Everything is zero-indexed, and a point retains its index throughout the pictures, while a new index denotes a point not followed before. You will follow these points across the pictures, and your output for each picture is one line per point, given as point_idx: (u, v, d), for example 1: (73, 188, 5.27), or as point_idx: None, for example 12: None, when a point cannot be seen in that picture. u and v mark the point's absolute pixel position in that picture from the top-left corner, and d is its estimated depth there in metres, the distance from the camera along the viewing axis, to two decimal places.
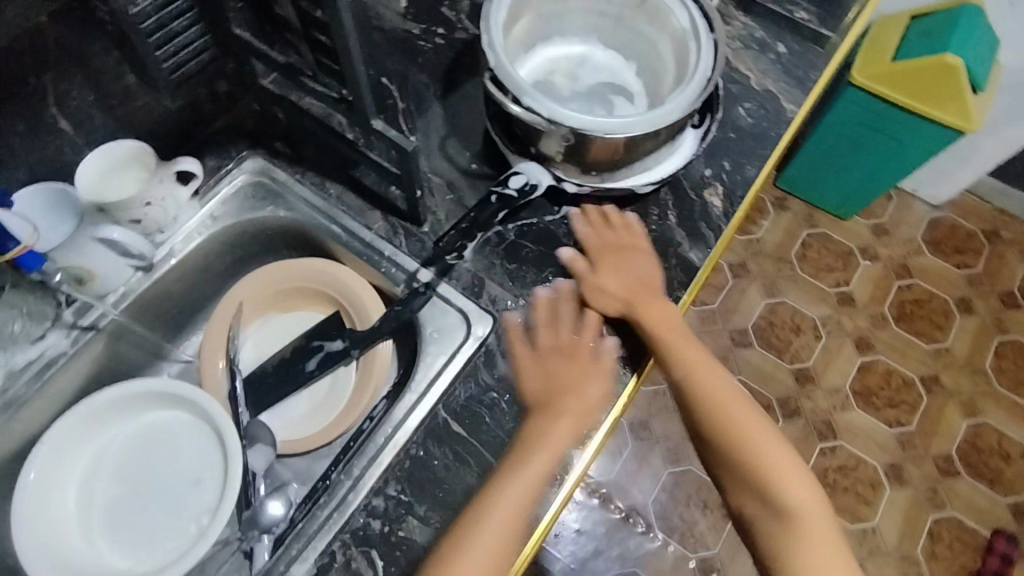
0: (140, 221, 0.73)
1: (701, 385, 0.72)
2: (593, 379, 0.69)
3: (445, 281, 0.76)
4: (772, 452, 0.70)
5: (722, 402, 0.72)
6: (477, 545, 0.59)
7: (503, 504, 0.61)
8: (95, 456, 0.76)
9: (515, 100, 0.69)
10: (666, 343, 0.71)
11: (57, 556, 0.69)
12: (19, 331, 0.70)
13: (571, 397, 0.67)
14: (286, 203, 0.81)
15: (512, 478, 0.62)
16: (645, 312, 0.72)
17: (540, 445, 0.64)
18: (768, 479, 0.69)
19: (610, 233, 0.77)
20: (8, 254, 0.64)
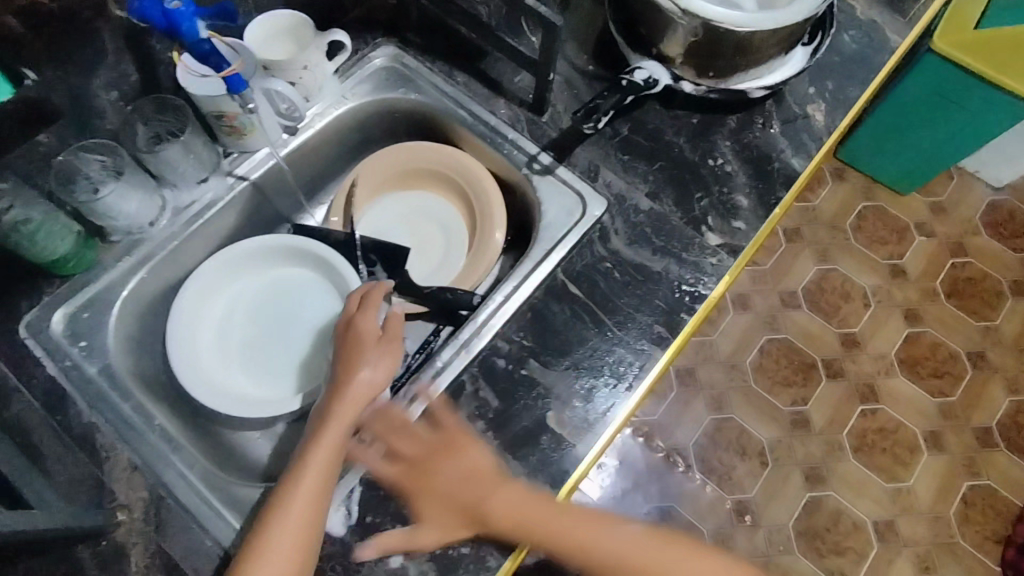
0: (295, 84, 0.80)
1: (540, 534, 0.62)
2: (354, 390, 0.66)
3: (563, 165, 0.82)
4: (623, 563, 0.66)
5: (572, 531, 0.64)
6: (272, 546, 0.58)
7: (314, 469, 0.61)
8: (226, 303, 0.82)
9: None
10: (478, 496, 0.63)
11: (203, 379, 0.75)
12: (187, 171, 0.76)
13: (355, 404, 0.66)
14: (417, 87, 0.87)
15: (324, 445, 0.63)
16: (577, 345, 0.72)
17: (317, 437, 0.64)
18: (660, 547, 0.68)
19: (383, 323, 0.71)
20: (221, 74, 0.67)
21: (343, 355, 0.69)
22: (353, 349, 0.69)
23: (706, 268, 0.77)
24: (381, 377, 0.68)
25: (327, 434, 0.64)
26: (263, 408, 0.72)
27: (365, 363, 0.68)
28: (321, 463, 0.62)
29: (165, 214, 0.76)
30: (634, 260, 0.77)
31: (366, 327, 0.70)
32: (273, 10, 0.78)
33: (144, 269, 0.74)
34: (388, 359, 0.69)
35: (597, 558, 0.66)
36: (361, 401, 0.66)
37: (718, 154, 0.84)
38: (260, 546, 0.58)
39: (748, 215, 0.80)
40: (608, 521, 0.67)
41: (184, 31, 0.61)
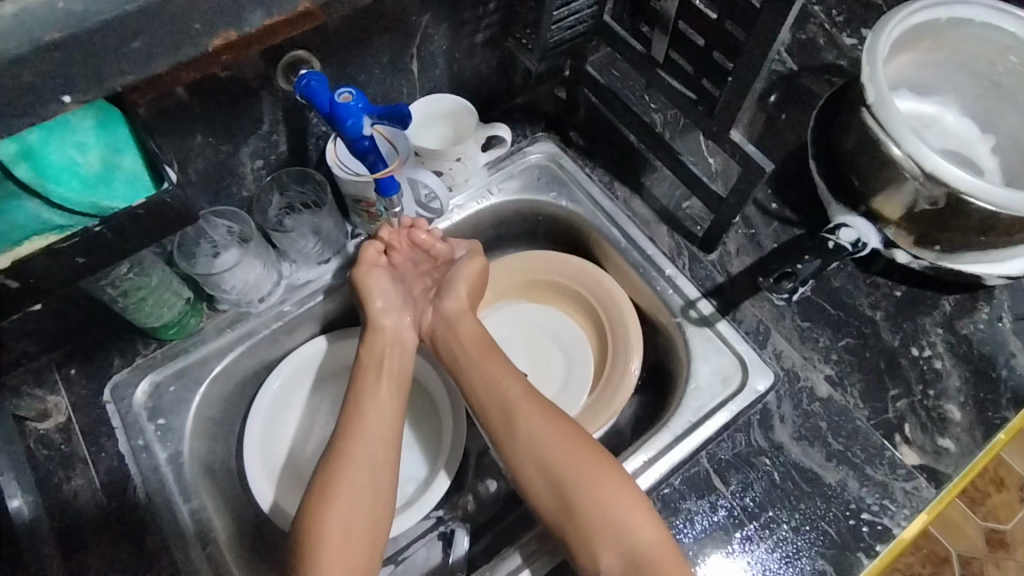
0: (442, 174, 0.73)
1: (522, 419, 0.62)
2: (373, 402, 0.64)
3: (726, 320, 0.69)
4: (599, 492, 0.57)
5: (564, 458, 0.59)
6: (331, 524, 0.57)
7: (358, 451, 0.61)
8: (315, 390, 0.73)
9: (897, 143, 0.61)
10: (492, 364, 0.66)
11: (275, 483, 0.67)
12: (310, 250, 0.70)
13: (392, 352, 0.68)
14: (570, 193, 0.78)
15: (372, 421, 0.63)
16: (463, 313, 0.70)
17: (361, 408, 0.64)
18: (667, 556, 0.55)
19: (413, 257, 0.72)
20: (373, 175, 0.59)
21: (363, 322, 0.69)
22: (361, 290, 0.68)
23: (896, 495, 0.60)
24: (394, 305, 0.69)
25: (372, 403, 0.64)
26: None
27: (379, 284, 0.69)
28: (364, 425, 0.63)
29: (277, 289, 0.70)
30: (800, 462, 0.61)
31: (385, 324, 0.68)
32: (435, 94, 0.72)
33: (242, 346, 0.68)
34: (399, 335, 0.69)
35: (581, 468, 0.59)
36: (407, 346, 0.69)
37: (927, 343, 0.67)
38: (322, 518, 0.57)
39: (961, 434, 0.63)
40: (603, 455, 0.59)
41: (346, 126, 0.55)
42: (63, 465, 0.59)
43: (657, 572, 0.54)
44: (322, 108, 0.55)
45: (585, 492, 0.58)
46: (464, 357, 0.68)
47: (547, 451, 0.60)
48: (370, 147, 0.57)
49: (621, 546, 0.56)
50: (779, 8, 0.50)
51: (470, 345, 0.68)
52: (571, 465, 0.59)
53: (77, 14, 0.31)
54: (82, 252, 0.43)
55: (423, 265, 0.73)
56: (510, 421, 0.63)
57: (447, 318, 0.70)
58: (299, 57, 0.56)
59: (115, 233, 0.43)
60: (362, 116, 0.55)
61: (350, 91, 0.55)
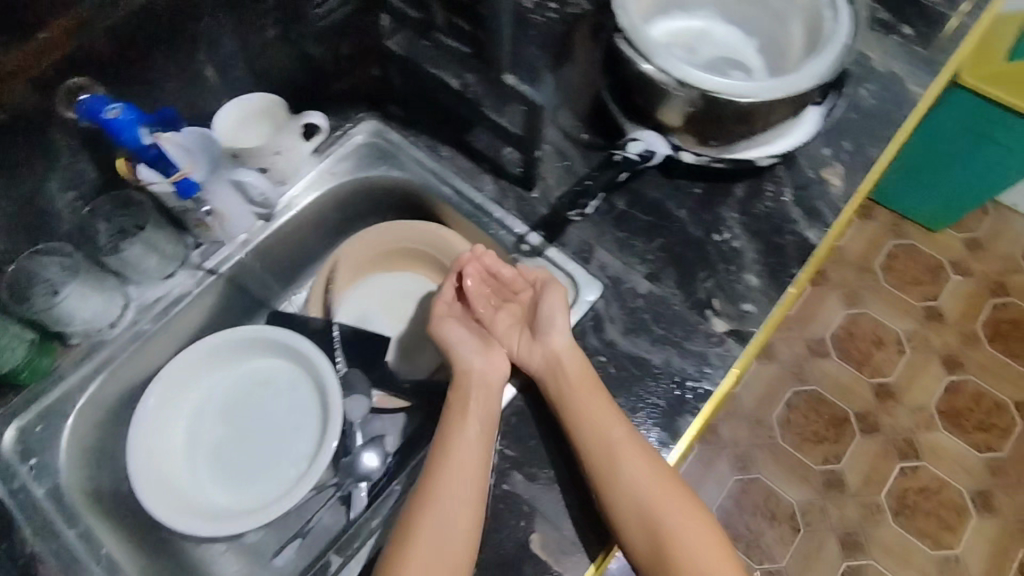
0: (267, 170, 0.75)
1: (627, 458, 0.62)
2: (460, 450, 0.63)
3: (554, 245, 0.76)
4: (677, 515, 0.63)
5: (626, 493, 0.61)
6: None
7: (426, 520, 0.60)
8: (198, 399, 0.77)
9: (646, 59, 0.69)
10: (584, 399, 0.65)
11: (165, 491, 0.70)
12: (151, 268, 0.72)
13: (478, 393, 0.67)
14: (399, 163, 0.83)
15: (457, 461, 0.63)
16: (559, 354, 0.67)
17: (450, 449, 0.64)
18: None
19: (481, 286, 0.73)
20: (169, 179, 0.66)
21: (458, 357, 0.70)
22: (439, 342, 0.73)
23: (712, 360, 0.69)
24: (477, 350, 0.70)
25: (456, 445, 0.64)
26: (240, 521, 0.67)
27: (455, 333, 0.73)
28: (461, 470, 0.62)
29: (127, 312, 0.72)
30: (631, 353, 0.70)
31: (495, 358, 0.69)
32: (243, 96, 0.75)
33: (103, 374, 0.69)
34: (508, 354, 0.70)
35: (658, 498, 0.62)
36: (494, 386, 0.67)
37: (725, 228, 0.77)
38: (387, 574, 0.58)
39: (759, 297, 0.73)
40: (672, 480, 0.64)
41: (124, 139, 0.62)
42: None
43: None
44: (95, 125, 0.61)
45: (665, 519, 0.62)
46: (562, 400, 0.65)
47: (637, 492, 0.62)
48: (158, 154, 0.65)
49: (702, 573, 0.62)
50: None
51: (578, 384, 0.65)
52: (670, 501, 0.63)
53: None
54: None
55: (500, 295, 0.75)
56: (613, 466, 0.62)
57: (549, 356, 0.67)
58: (78, 84, 0.60)
59: None
60: (139, 129, 0.62)
61: (120, 106, 0.61)
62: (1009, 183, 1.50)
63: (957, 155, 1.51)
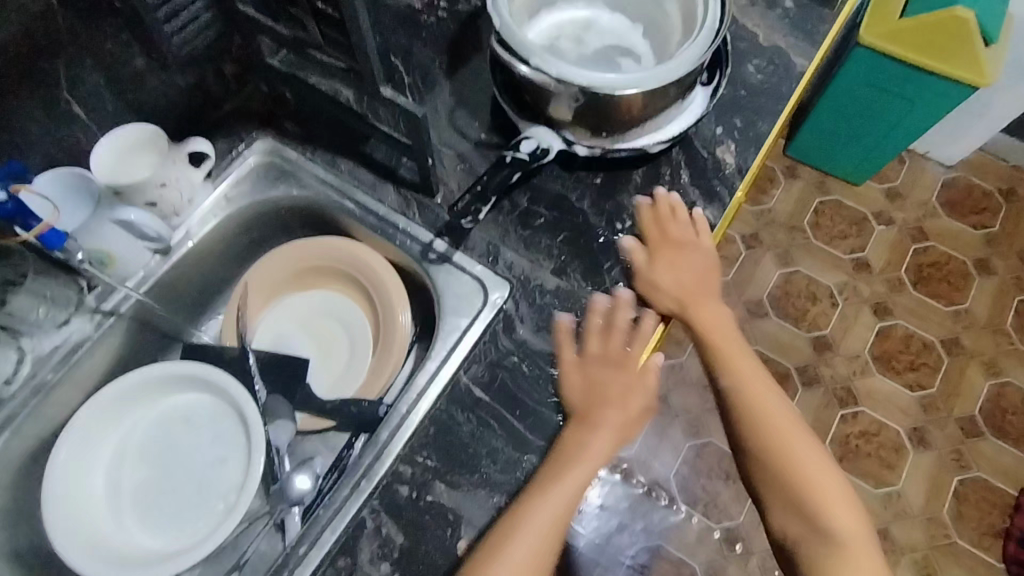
0: (155, 204, 0.73)
1: (769, 409, 0.71)
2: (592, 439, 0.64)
3: (459, 250, 0.77)
4: (806, 445, 0.70)
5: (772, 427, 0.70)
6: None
7: (558, 496, 0.61)
8: (114, 444, 0.75)
9: (523, 61, 0.70)
10: (725, 347, 0.73)
11: (89, 545, 0.68)
12: (41, 317, 0.71)
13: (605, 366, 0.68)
14: (298, 180, 0.81)
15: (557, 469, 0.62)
16: (698, 301, 0.73)
17: (581, 454, 0.63)
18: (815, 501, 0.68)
19: (663, 228, 0.76)
20: (31, 232, 0.64)
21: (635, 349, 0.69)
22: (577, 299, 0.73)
23: None
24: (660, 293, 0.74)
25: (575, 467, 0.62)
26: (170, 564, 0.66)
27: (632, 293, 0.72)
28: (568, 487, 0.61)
29: (24, 365, 0.69)
30: (544, 350, 0.71)
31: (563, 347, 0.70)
32: (111, 129, 0.72)
33: (6, 434, 0.68)
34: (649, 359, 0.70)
35: (788, 429, 0.70)
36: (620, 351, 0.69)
37: (627, 216, 0.79)
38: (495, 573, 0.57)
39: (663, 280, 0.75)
40: (799, 426, 0.71)
41: None
42: None
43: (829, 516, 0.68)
44: None
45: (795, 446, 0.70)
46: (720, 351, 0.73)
47: (783, 438, 0.70)
48: (14, 207, 0.63)
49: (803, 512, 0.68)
50: None
51: (722, 339, 0.73)
52: (790, 441, 0.70)
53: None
54: None
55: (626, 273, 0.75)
56: (755, 409, 0.70)
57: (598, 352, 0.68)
58: None
59: None
60: None
61: None
62: (916, 134, 1.57)
63: (865, 112, 1.57)
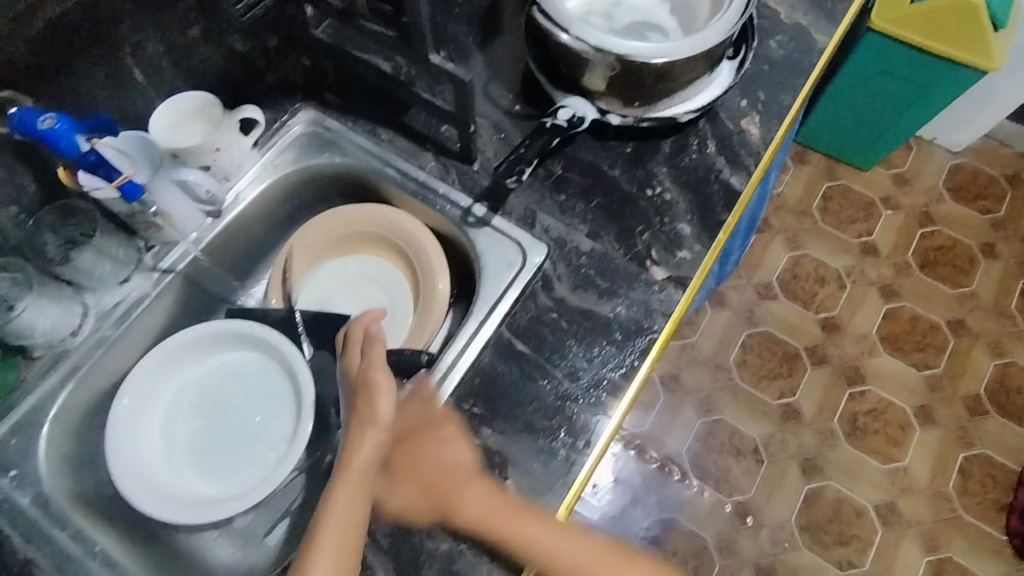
0: (210, 167, 0.77)
1: (677, 431, 0.70)
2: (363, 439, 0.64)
3: (498, 215, 0.80)
4: None
5: (669, 435, 0.70)
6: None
7: (350, 486, 0.62)
8: (170, 394, 0.78)
9: (564, 30, 0.73)
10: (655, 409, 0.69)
11: (151, 487, 0.71)
12: (105, 273, 0.73)
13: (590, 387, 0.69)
14: (341, 149, 0.85)
15: (346, 491, 0.61)
16: (623, 395, 0.69)
17: (359, 450, 0.63)
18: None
19: (588, 280, 0.72)
20: (112, 183, 0.66)
21: (358, 406, 0.66)
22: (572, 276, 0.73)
23: (655, 305, 0.75)
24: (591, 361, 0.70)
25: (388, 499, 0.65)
26: (228, 506, 0.69)
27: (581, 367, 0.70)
28: (372, 467, 0.63)
29: (87, 320, 0.73)
30: (581, 307, 0.75)
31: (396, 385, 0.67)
32: (172, 95, 0.76)
33: (71, 383, 0.71)
34: (389, 396, 0.66)
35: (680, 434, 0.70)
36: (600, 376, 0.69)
37: (657, 182, 0.82)
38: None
39: (693, 243, 0.79)
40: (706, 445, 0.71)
41: (62, 148, 0.62)
42: None
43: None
44: (31, 136, 0.61)
45: None
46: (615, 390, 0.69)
47: None
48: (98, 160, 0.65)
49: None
50: None
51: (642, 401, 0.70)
52: None
53: None
54: None
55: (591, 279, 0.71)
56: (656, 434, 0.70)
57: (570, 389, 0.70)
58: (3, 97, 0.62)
59: None
60: (75, 136, 0.62)
61: (52, 115, 0.61)
62: (922, 122, 1.61)
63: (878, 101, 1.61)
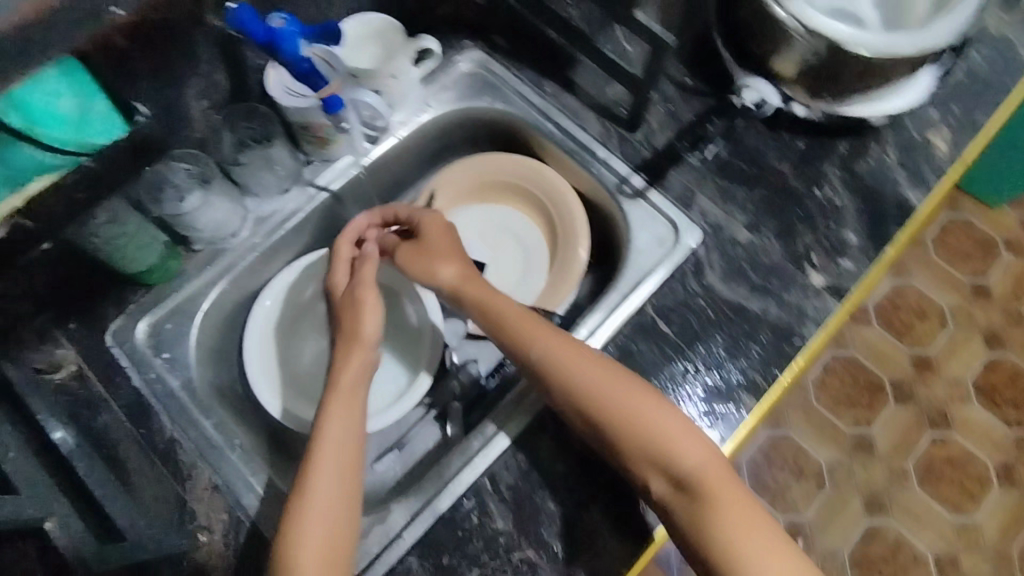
0: (382, 92, 0.77)
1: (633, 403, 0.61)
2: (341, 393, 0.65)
3: (656, 189, 0.77)
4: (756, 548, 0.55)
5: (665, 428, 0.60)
6: (305, 544, 0.55)
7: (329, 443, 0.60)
8: (301, 307, 0.81)
9: (779, 3, 0.68)
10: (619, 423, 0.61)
11: (280, 393, 0.75)
12: (270, 182, 0.75)
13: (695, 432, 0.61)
14: (503, 95, 0.83)
15: (342, 399, 0.64)
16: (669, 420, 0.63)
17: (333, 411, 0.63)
18: (639, 442, 0.60)
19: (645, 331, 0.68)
20: (319, 92, 0.66)
21: (345, 324, 0.71)
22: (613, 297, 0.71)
23: (808, 312, 0.72)
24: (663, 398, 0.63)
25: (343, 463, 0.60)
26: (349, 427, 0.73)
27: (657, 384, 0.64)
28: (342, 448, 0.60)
29: (245, 224, 0.75)
30: (729, 298, 0.72)
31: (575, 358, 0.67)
32: (360, 12, 0.74)
33: (224, 280, 0.74)
34: (372, 314, 0.71)
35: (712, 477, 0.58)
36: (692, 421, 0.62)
37: (827, 183, 0.78)
38: (294, 529, 0.55)
39: (858, 254, 0.74)
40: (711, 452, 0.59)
41: (286, 50, 0.61)
42: (86, 405, 0.65)
43: (687, 464, 0.58)
44: (259, 37, 0.60)
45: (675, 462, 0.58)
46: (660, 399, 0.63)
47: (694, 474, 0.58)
48: (310, 69, 0.64)
49: (645, 444, 0.59)
50: None
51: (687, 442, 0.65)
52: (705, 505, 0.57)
53: None
54: (81, 188, 0.46)
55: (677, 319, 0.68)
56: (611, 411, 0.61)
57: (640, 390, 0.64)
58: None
59: (101, 164, 0.46)
60: (299, 40, 0.62)
61: (282, 17, 0.61)
62: None
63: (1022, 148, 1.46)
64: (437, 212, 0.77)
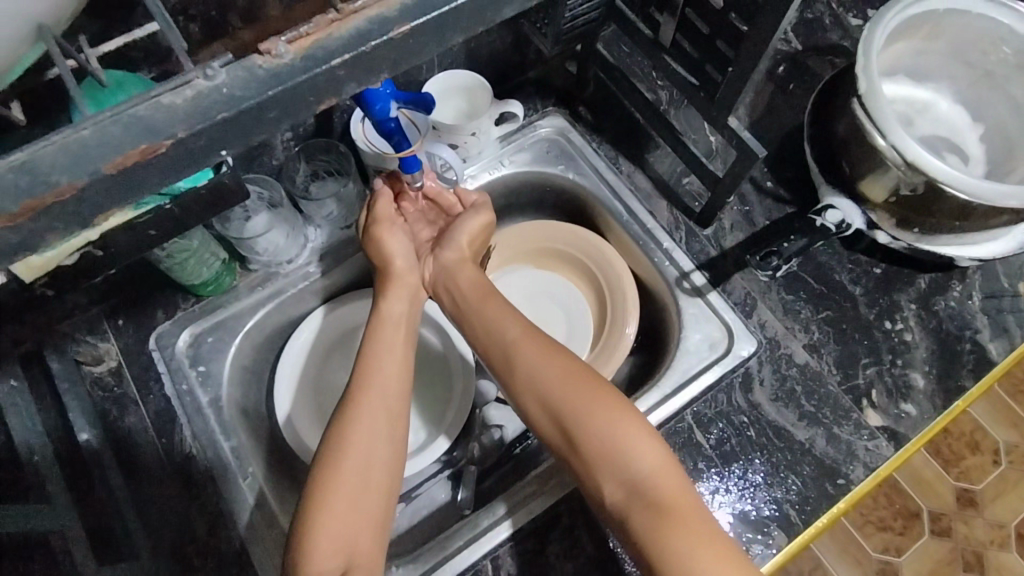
0: (458, 147, 0.77)
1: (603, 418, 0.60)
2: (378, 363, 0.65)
3: (717, 291, 0.74)
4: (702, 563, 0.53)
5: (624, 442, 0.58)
6: (323, 503, 0.56)
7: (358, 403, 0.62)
8: (336, 342, 0.80)
9: (881, 132, 0.65)
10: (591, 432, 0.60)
11: (302, 424, 0.75)
12: (334, 215, 0.76)
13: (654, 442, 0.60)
14: (577, 167, 0.82)
15: (381, 361, 0.65)
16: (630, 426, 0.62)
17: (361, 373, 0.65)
18: (614, 464, 0.58)
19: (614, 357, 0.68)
20: (399, 152, 0.66)
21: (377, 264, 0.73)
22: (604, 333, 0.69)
23: (859, 452, 0.67)
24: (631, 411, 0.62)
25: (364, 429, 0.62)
26: None
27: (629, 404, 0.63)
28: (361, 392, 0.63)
29: (302, 251, 0.75)
30: (774, 419, 0.68)
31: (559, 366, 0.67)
32: (453, 69, 0.76)
33: (272, 304, 0.74)
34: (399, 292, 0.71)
35: (668, 487, 0.56)
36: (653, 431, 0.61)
37: (900, 316, 0.73)
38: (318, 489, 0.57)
39: (922, 400, 0.69)
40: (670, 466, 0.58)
41: (375, 109, 0.61)
42: (117, 405, 0.66)
43: (660, 492, 0.56)
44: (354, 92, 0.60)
45: (629, 466, 0.57)
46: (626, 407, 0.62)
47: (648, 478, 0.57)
48: (396, 128, 0.63)
49: (619, 468, 0.57)
50: (777, 9, 0.54)
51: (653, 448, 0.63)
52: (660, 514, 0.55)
53: (239, 100, 0.28)
54: (153, 227, 0.47)
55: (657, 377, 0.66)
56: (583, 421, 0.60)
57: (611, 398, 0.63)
58: None
59: (182, 209, 0.47)
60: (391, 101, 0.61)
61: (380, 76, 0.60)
62: None
63: None
64: (487, 210, 0.75)
